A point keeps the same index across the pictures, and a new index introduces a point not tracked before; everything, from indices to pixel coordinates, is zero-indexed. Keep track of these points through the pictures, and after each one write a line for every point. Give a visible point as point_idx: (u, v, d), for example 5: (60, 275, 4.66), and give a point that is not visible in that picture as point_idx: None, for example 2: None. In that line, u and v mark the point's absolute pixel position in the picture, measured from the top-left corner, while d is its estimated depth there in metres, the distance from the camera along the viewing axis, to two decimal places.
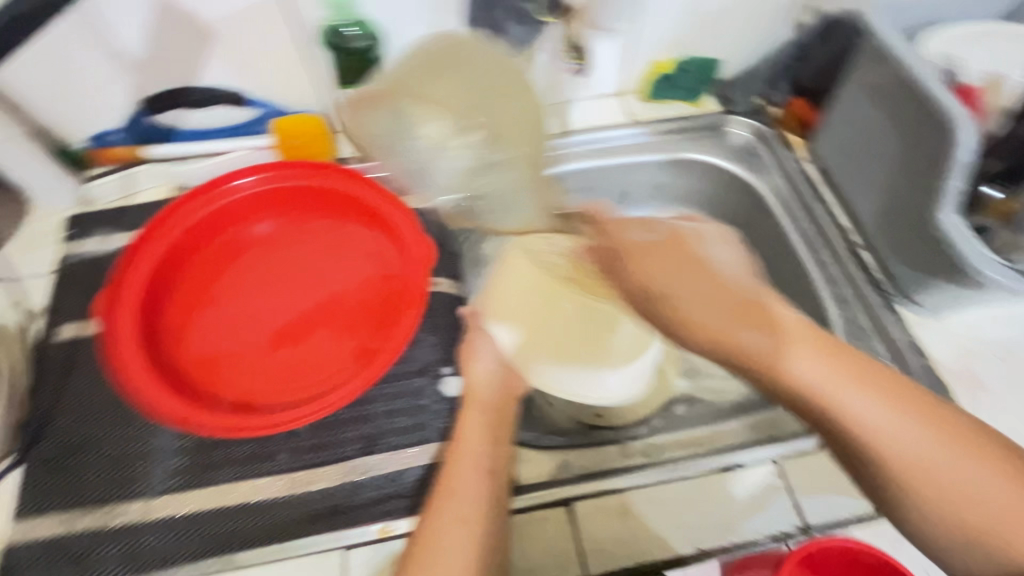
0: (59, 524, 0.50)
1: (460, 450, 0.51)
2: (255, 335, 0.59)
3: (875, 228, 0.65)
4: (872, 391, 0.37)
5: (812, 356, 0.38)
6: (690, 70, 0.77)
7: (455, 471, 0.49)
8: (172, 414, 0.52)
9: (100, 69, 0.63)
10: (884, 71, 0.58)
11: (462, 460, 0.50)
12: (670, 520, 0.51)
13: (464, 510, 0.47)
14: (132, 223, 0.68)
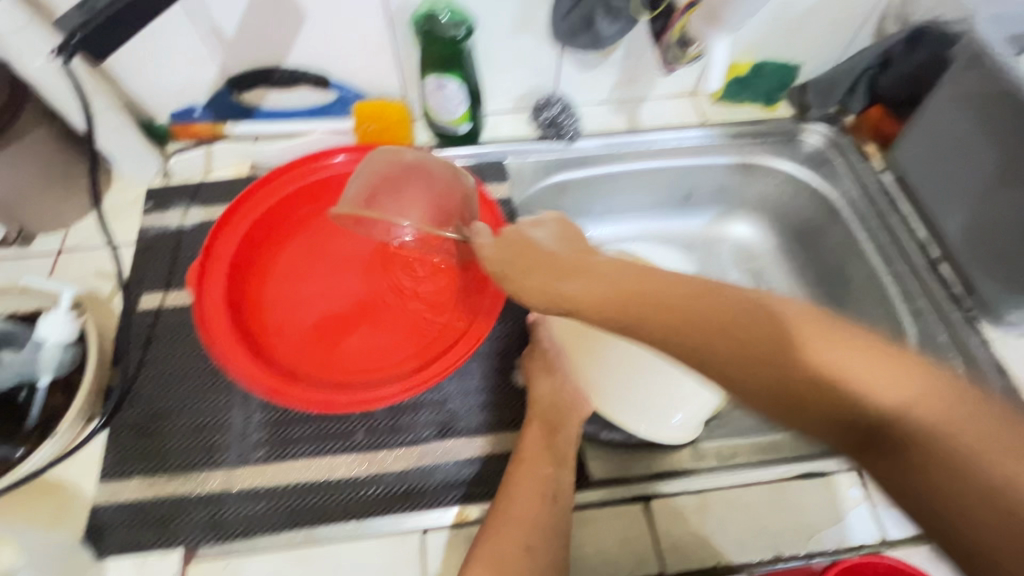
0: (145, 488, 0.51)
1: (520, 465, 0.50)
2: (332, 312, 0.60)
3: (959, 241, 0.64)
4: (922, 399, 0.29)
5: (876, 363, 0.30)
6: (766, 73, 0.77)
7: (515, 489, 0.48)
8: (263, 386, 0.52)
9: (193, 48, 0.64)
10: (988, 84, 0.57)
11: (521, 479, 0.48)
12: (748, 525, 0.50)
13: (527, 511, 0.46)
14: (212, 199, 0.69)
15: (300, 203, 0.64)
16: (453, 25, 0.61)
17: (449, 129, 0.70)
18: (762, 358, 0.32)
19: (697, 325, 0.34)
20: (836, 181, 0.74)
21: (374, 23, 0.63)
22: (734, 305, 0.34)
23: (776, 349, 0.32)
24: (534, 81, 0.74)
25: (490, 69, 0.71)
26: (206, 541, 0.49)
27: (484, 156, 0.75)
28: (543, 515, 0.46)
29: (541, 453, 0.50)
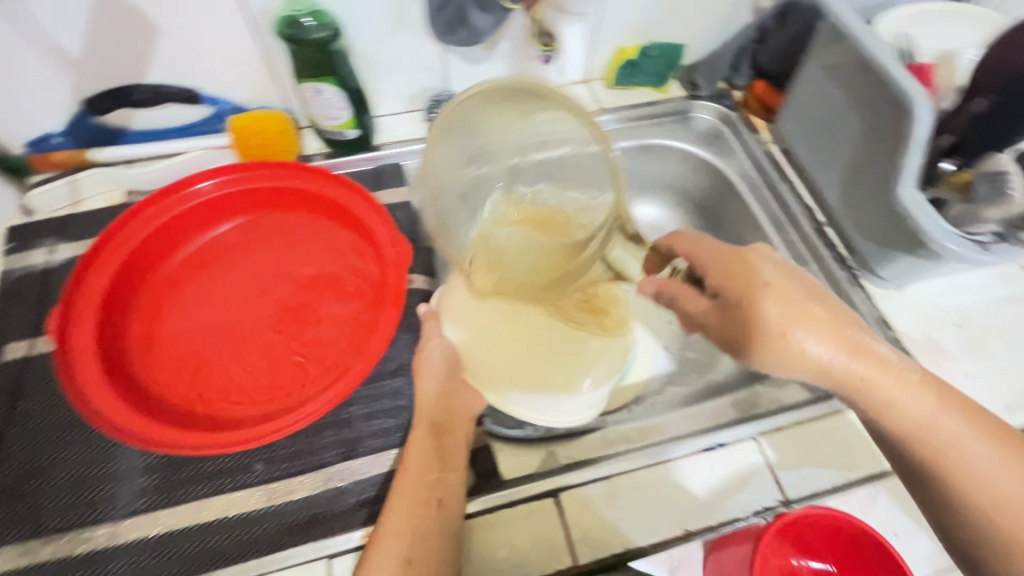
0: (18, 556, 0.47)
1: (405, 479, 0.48)
2: (228, 339, 0.56)
3: (840, 205, 0.66)
4: (982, 436, 0.42)
5: (920, 395, 0.42)
6: (656, 55, 0.77)
7: (399, 506, 0.47)
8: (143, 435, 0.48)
9: (33, 71, 0.58)
10: (843, 52, 0.59)
11: (405, 493, 0.47)
12: (655, 506, 0.51)
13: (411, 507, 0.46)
14: (82, 231, 0.64)
15: (178, 229, 0.59)
16: (318, 27, 0.58)
17: (336, 133, 0.68)
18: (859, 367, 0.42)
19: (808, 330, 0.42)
20: (728, 157, 0.77)
21: (236, 32, 0.60)
22: (810, 355, 0.42)
23: (866, 359, 0.43)
24: (422, 80, 0.72)
25: (373, 72, 0.69)
26: None
27: (379, 160, 0.72)
28: (428, 528, 0.45)
29: (426, 463, 0.49)
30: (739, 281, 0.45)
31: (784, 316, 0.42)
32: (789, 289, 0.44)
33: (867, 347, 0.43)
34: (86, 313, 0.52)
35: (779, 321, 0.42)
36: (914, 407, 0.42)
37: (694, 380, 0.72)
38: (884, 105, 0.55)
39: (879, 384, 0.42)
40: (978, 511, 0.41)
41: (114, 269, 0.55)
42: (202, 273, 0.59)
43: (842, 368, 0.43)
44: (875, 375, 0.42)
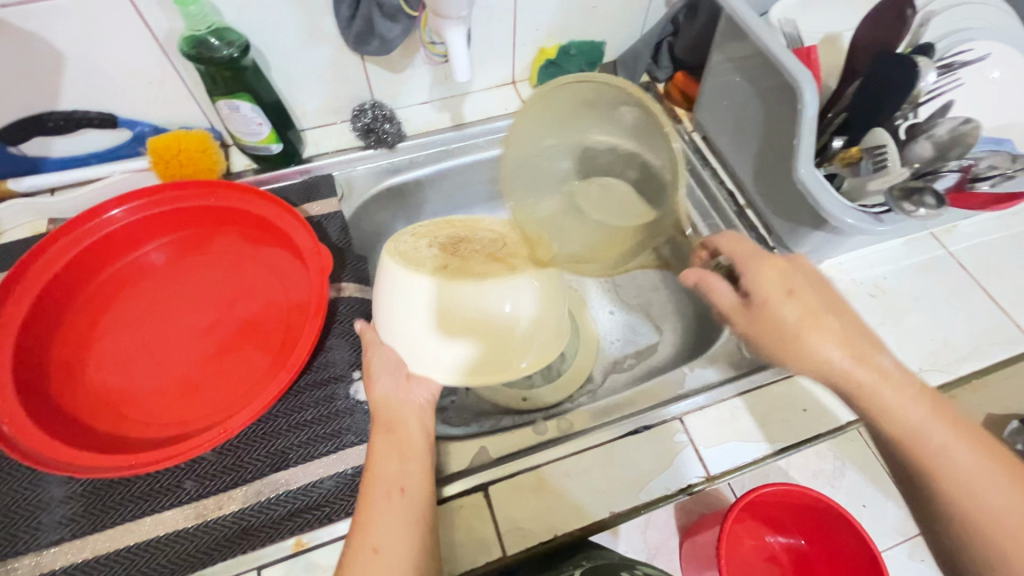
0: None
1: (371, 473, 0.48)
2: (156, 361, 0.57)
3: (755, 187, 0.69)
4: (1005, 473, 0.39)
5: (933, 418, 0.41)
6: (575, 53, 0.79)
7: (370, 502, 0.46)
8: (60, 460, 0.48)
9: None
10: (742, 39, 0.61)
11: (372, 485, 0.47)
12: (584, 491, 0.53)
13: (390, 484, 0.47)
14: (3, 262, 0.63)
15: (102, 256, 0.60)
16: (225, 45, 0.58)
17: (261, 149, 0.68)
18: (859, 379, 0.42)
19: (817, 337, 0.42)
20: None
21: (146, 54, 0.60)
22: (820, 358, 0.42)
23: (868, 369, 0.41)
24: (345, 91, 0.73)
25: (294, 86, 0.70)
26: None
27: (312, 173, 0.73)
28: (394, 513, 0.45)
29: (390, 455, 0.49)
30: (780, 288, 0.43)
31: (801, 320, 0.42)
32: (810, 297, 0.43)
33: (871, 359, 0.42)
34: (3, 344, 0.52)
35: (798, 327, 0.42)
36: (928, 426, 0.40)
37: (634, 366, 0.74)
38: (779, 88, 0.57)
39: (886, 396, 0.41)
40: (962, 515, 0.39)
41: (32, 299, 0.55)
42: (129, 299, 0.60)
43: (855, 370, 0.41)
44: (883, 391, 0.41)
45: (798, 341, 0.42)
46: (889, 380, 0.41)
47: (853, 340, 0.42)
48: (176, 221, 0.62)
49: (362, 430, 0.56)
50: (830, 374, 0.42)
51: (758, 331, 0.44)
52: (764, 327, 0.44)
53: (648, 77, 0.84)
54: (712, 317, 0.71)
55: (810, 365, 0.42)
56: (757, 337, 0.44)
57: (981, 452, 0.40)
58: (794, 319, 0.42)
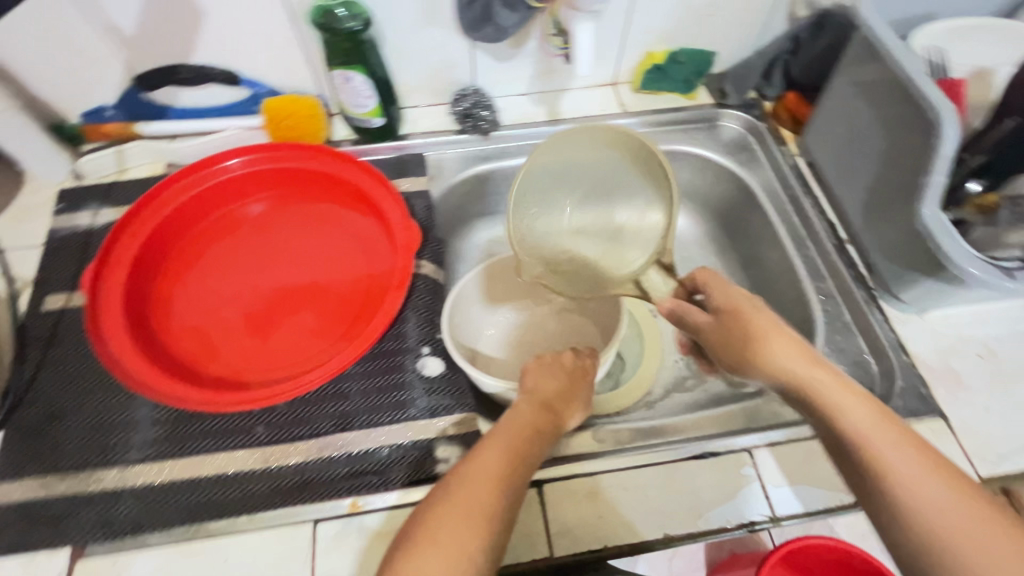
0: (36, 489, 0.51)
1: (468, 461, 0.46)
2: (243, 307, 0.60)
3: (862, 222, 0.65)
4: (951, 485, 0.37)
5: (873, 420, 0.41)
6: (683, 62, 0.76)
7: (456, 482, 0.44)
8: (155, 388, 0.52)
9: (94, 47, 0.63)
10: (875, 63, 0.57)
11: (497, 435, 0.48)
12: (639, 505, 0.51)
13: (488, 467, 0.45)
14: (123, 197, 0.68)
15: (208, 203, 0.63)
16: (350, 18, 0.61)
17: (363, 121, 0.71)
18: (801, 382, 0.44)
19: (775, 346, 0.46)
20: (754, 168, 0.76)
21: (275, 18, 0.63)
22: (772, 359, 0.46)
23: (802, 369, 0.45)
24: (450, 74, 0.74)
25: (404, 64, 0.71)
26: (98, 538, 0.49)
27: (404, 150, 0.74)
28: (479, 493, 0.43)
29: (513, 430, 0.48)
30: (748, 302, 0.49)
31: (762, 328, 0.47)
32: (759, 317, 0.48)
33: (813, 364, 0.45)
34: (117, 272, 0.57)
35: (753, 329, 0.48)
36: (857, 421, 0.41)
37: (697, 389, 0.72)
38: (909, 121, 0.54)
39: (830, 392, 0.43)
40: (921, 533, 0.37)
41: (145, 235, 0.59)
42: (226, 244, 0.63)
43: (809, 370, 0.44)
44: (821, 394, 0.43)
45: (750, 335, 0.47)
46: (842, 391, 0.43)
47: (813, 380, 0.44)
48: (279, 178, 0.65)
49: (424, 407, 0.57)
50: (776, 371, 0.46)
51: (716, 342, 0.50)
52: (733, 333, 0.48)
53: (756, 93, 0.80)
54: None
55: (758, 360, 0.47)
56: (728, 352, 0.49)
57: (935, 470, 0.38)
58: (753, 320, 0.48)
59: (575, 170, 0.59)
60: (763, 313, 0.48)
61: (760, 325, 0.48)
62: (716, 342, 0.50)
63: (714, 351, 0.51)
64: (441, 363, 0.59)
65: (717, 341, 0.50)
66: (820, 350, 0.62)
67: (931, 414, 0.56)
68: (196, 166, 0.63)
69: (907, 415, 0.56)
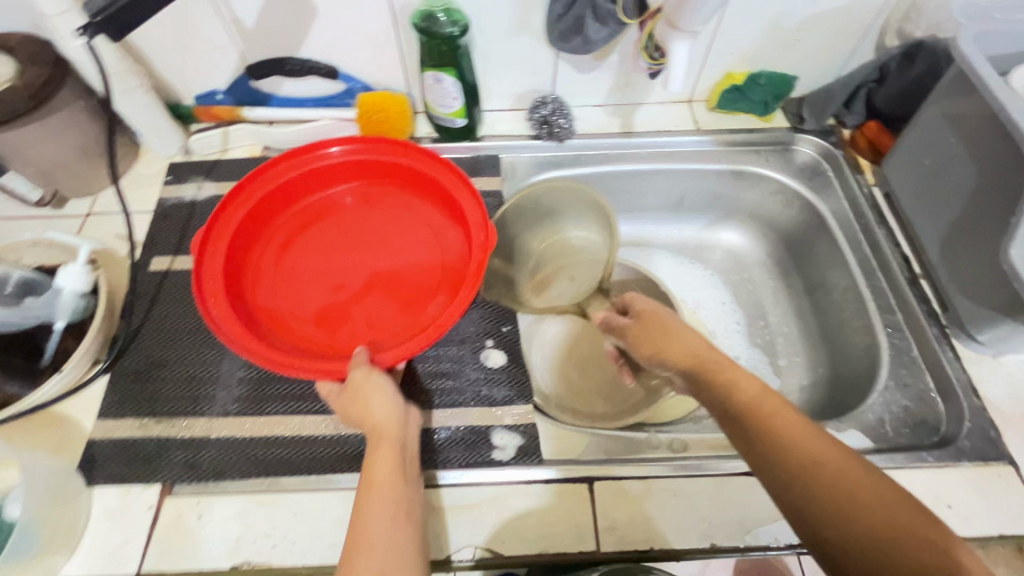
0: (134, 428, 0.56)
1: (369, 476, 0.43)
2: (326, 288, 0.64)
3: (940, 257, 0.64)
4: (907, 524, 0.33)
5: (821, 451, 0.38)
6: (763, 83, 0.77)
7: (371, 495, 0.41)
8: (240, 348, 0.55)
9: (217, 37, 0.69)
10: (970, 95, 0.57)
11: (377, 463, 0.44)
12: (688, 514, 0.52)
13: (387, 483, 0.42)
14: (226, 174, 0.75)
15: (308, 185, 0.69)
16: (450, 23, 0.65)
17: (447, 121, 0.74)
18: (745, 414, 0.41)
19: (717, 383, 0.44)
20: (826, 195, 0.75)
21: (379, 19, 0.68)
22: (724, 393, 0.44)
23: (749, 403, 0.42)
24: (531, 81, 0.77)
25: (489, 68, 0.75)
26: (183, 480, 0.54)
27: (481, 151, 0.78)
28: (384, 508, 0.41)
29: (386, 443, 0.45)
30: (675, 319, 0.53)
31: (678, 325, 0.52)
32: (669, 318, 0.53)
33: (758, 392, 0.42)
34: (221, 238, 0.62)
35: (674, 325, 0.52)
36: (804, 448, 0.38)
37: None
38: (1008, 157, 0.53)
39: (770, 421, 0.40)
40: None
41: (250, 206, 0.65)
42: (318, 228, 0.68)
43: (748, 403, 0.42)
44: (768, 424, 0.40)
45: (681, 337, 0.50)
46: (780, 419, 0.40)
47: (708, 362, 0.47)
48: (374, 170, 0.70)
49: (485, 396, 0.60)
50: (689, 362, 0.48)
51: (638, 338, 0.53)
52: (647, 326, 0.52)
53: (835, 120, 0.80)
54: (852, 382, 0.66)
55: (679, 350, 0.49)
56: (646, 340, 0.52)
57: (885, 504, 0.34)
58: (678, 324, 0.52)
59: (561, 204, 0.71)
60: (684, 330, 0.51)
61: (658, 317, 0.53)
62: (641, 336, 0.52)
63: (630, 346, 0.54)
64: (502, 354, 0.63)
65: (639, 336, 0.53)
66: (883, 381, 0.61)
67: (1000, 460, 0.54)
68: (301, 150, 0.68)
69: (973, 457, 0.54)
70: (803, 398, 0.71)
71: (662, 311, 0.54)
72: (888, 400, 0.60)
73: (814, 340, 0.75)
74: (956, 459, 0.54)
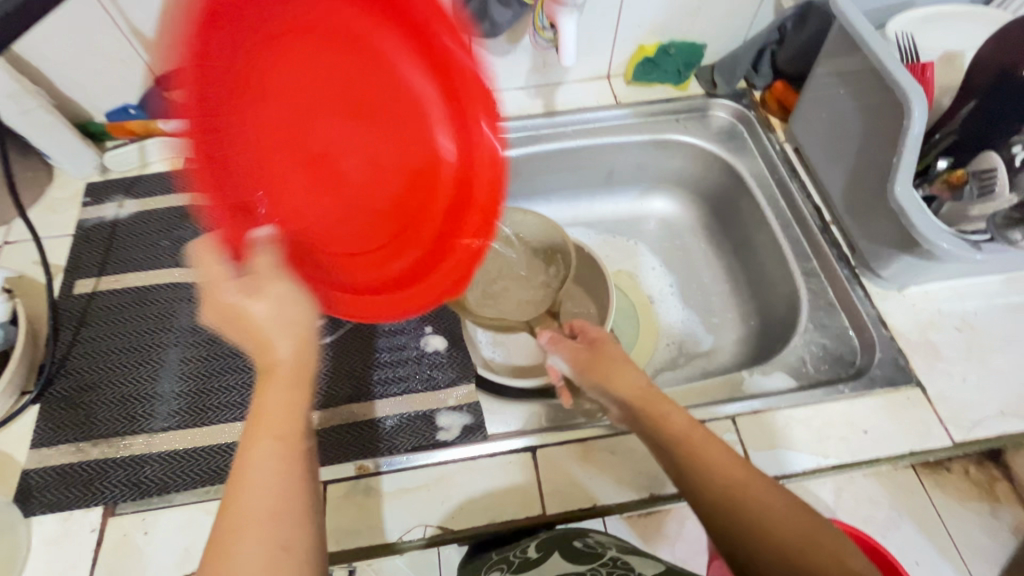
0: (70, 455, 0.55)
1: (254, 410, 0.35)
2: (288, 138, 0.45)
3: (843, 203, 0.68)
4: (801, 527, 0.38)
5: (734, 468, 0.42)
6: (673, 53, 0.80)
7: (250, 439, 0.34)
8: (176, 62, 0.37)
9: (118, 49, 0.67)
10: (854, 53, 0.60)
11: (275, 394, 0.36)
12: (629, 469, 0.55)
13: (281, 420, 0.35)
14: (147, 190, 0.73)
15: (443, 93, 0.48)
16: None
17: None
18: (677, 440, 0.45)
19: (653, 411, 0.48)
20: (742, 154, 0.79)
21: None
22: (662, 419, 0.47)
23: (681, 433, 0.46)
24: None
25: None
26: (125, 499, 0.53)
27: None
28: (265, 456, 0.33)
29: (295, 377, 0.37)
30: (619, 351, 0.55)
31: (620, 356, 0.54)
32: (610, 347, 0.56)
33: (689, 423, 0.46)
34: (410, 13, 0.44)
35: (619, 357, 0.54)
36: (722, 466, 0.42)
37: (688, 366, 0.75)
38: (885, 104, 0.57)
39: (700, 446, 0.44)
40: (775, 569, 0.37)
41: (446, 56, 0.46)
42: (360, 60, 0.45)
43: (681, 433, 0.45)
44: (696, 449, 0.44)
45: (623, 368, 0.53)
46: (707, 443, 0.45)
47: (650, 397, 0.49)
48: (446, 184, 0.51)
49: (427, 380, 0.61)
50: (633, 396, 0.50)
51: (587, 363, 0.55)
52: (596, 355, 0.55)
53: (746, 83, 0.83)
54: (779, 329, 0.70)
55: (622, 381, 0.51)
56: (592, 366, 0.54)
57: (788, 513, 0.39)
58: (618, 355, 0.55)
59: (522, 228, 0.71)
60: (623, 361, 0.54)
61: (610, 355, 0.55)
62: (589, 362, 0.54)
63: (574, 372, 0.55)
64: (442, 340, 0.64)
65: (588, 362, 0.55)
66: (803, 325, 0.65)
67: (908, 383, 0.58)
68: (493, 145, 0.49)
69: (884, 384, 0.58)
70: (737, 350, 0.75)
71: (611, 342, 0.56)
72: (808, 341, 0.64)
73: (744, 294, 0.79)
74: (869, 388, 0.58)
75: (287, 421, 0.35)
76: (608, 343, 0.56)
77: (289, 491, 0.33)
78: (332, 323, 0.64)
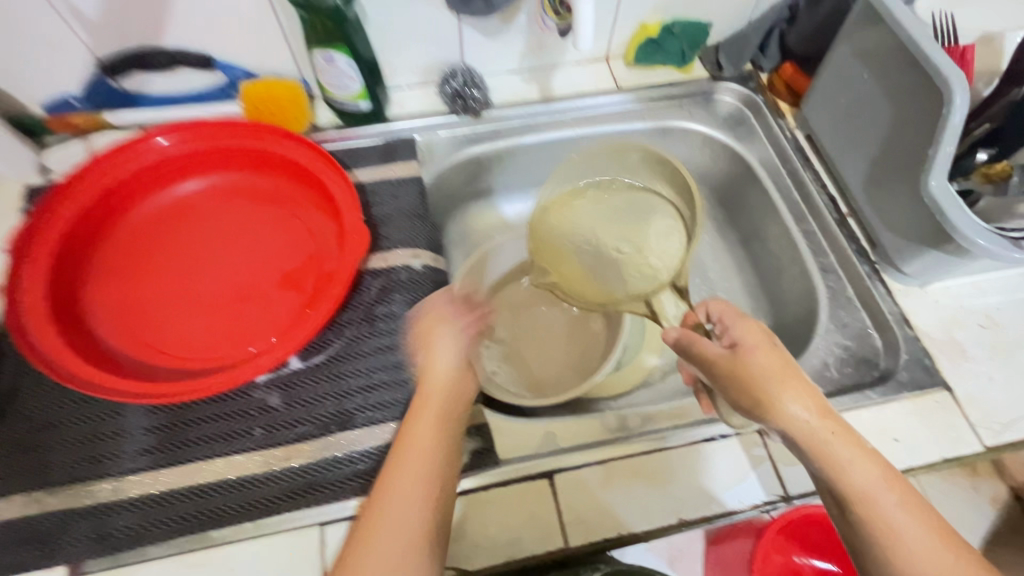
0: (24, 506, 0.48)
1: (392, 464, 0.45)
2: (179, 285, 0.58)
3: (862, 195, 0.64)
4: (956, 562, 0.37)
5: (882, 485, 0.39)
6: (678, 33, 0.74)
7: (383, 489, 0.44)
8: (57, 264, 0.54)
9: (51, 32, 0.58)
10: (885, 33, 0.55)
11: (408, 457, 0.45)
12: (654, 491, 0.51)
13: (413, 467, 0.44)
14: None
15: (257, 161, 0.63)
16: None
17: (348, 104, 0.67)
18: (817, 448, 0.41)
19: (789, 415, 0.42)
20: (750, 143, 0.75)
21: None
22: (804, 423, 0.42)
23: (822, 437, 0.41)
24: (438, 51, 0.71)
25: (389, 43, 0.68)
26: (94, 553, 0.47)
27: (393, 134, 0.71)
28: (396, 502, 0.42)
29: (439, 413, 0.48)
30: (779, 358, 0.44)
31: (775, 369, 0.43)
32: (760, 355, 0.44)
33: (838, 433, 0.41)
34: (171, 151, 0.60)
35: (768, 369, 0.43)
36: (859, 477, 0.40)
37: None
38: (919, 90, 0.53)
39: (853, 466, 0.40)
40: None
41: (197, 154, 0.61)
42: (174, 219, 0.61)
43: (830, 440, 0.41)
44: (841, 463, 0.40)
45: (779, 382, 0.43)
46: (860, 456, 0.40)
47: (818, 422, 0.42)
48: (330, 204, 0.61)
49: None
50: (793, 425, 0.42)
51: (739, 377, 0.44)
52: (753, 372, 0.43)
53: (752, 65, 0.78)
54: (795, 329, 0.67)
55: (783, 412, 0.42)
56: (742, 381, 0.44)
57: (940, 539, 0.38)
58: (770, 364, 0.44)
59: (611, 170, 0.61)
60: (788, 373, 0.43)
61: (775, 375, 0.43)
62: (743, 381, 0.44)
63: (721, 386, 0.45)
64: None
65: (737, 376, 0.44)
66: (824, 326, 0.62)
67: (937, 386, 0.56)
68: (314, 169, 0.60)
69: (912, 387, 0.56)
70: None
71: (765, 349, 0.44)
72: (831, 342, 0.61)
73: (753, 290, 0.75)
74: (897, 392, 0.55)
75: (414, 472, 0.44)
76: (762, 349, 0.45)
77: (404, 551, 0.40)
78: (318, 342, 0.58)
